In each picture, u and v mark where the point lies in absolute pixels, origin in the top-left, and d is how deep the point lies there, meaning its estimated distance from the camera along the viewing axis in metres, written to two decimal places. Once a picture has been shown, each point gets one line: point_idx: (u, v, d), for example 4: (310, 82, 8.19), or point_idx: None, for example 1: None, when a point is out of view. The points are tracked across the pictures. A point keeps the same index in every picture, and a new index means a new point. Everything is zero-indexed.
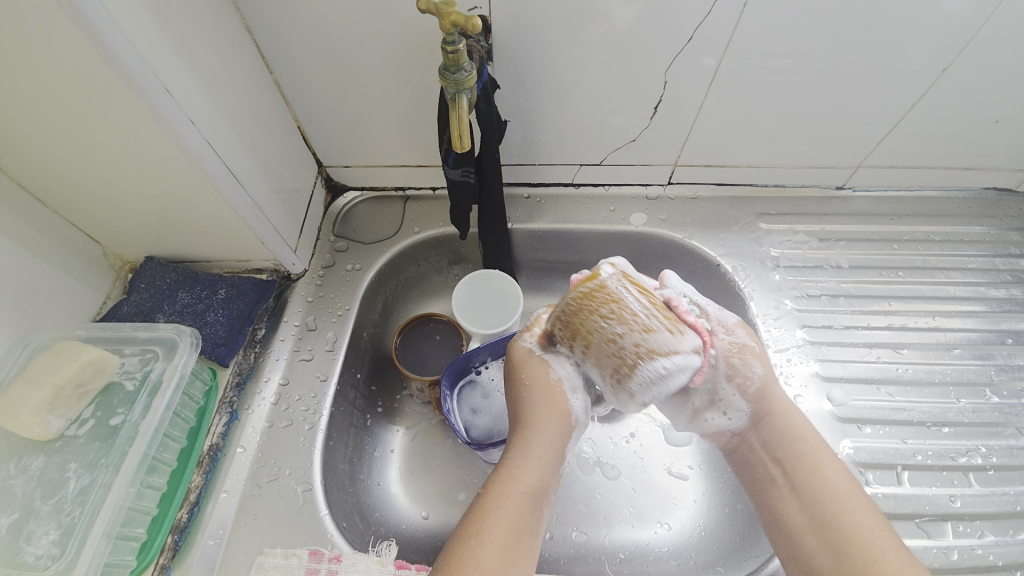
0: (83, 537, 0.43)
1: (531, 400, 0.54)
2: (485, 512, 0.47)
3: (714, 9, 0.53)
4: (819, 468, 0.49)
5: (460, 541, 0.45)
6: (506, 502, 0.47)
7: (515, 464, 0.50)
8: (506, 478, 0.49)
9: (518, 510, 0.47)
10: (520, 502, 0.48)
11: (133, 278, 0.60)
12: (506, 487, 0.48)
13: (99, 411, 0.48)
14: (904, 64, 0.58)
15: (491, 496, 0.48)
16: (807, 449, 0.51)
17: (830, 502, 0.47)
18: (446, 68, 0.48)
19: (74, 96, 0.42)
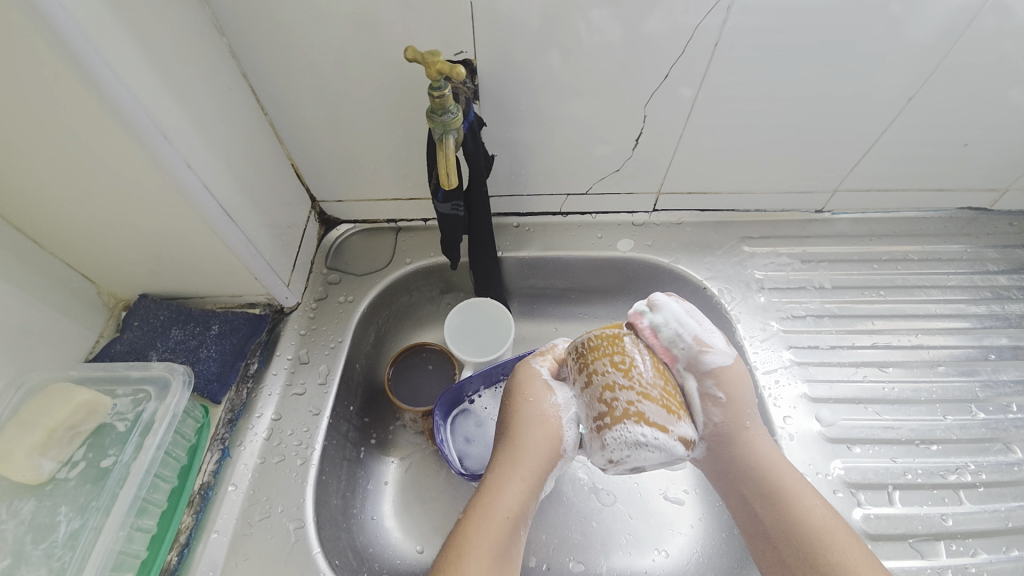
0: None
1: (527, 422, 0.52)
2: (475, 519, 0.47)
3: (687, 47, 0.56)
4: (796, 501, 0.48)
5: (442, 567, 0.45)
6: (488, 531, 0.46)
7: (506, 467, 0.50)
8: (495, 503, 0.48)
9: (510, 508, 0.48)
10: (510, 502, 0.48)
11: (127, 316, 0.60)
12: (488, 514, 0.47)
13: (90, 452, 0.48)
14: (870, 93, 0.61)
15: (478, 520, 0.47)
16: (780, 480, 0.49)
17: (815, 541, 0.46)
18: (433, 110, 0.50)
19: (75, 143, 0.43)
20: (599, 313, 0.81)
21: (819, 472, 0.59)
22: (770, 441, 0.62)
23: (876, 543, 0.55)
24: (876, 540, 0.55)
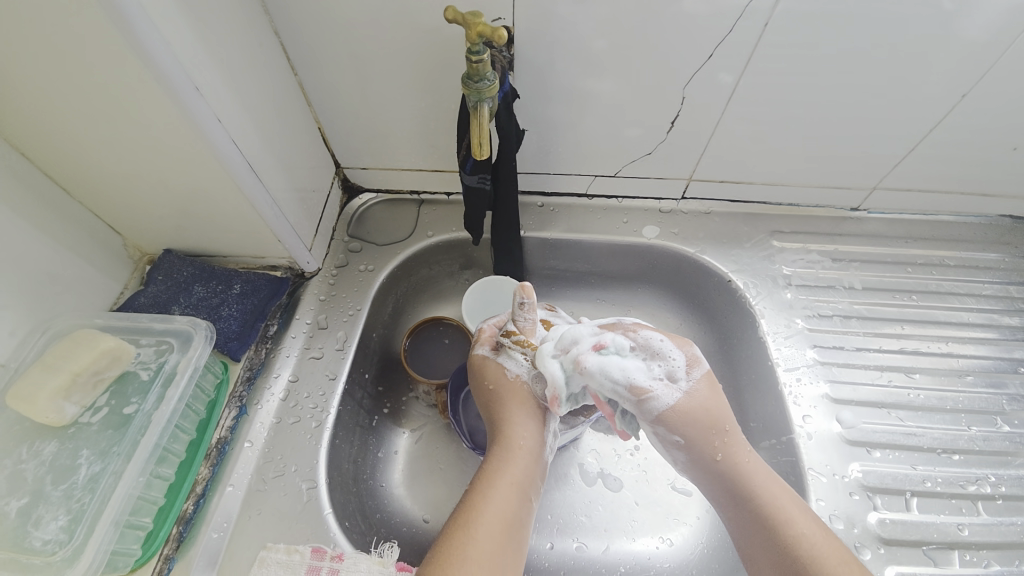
0: (92, 523, 0.43)
1: (518, 416, 0.55)
2: (475, 501, 0.48)
3: (734, 27, 0.53)
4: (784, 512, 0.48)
5: (448, 538, 0.45)
6: (498, 507, 0.47)
7: (495, 450, 0.52)
8: (499, 484, 0.49)
9: (511, 487, 0.49)
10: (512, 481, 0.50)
11: (151, 270, 0.61)
12: (496, 489, 0.49)
13: (113, 399, 0.49)
14: (926, 86, 0.58)
15: (485, 496, 0.48)
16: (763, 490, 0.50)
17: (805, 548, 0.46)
18: (469, 77, 0.48)
19: (107, 91, 0.43)
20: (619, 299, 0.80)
21: (835, 473, 0.58)
22: (786, 438, 0.61)
23: (887, 548, 0.54)
24: (888, 545, 0.55)
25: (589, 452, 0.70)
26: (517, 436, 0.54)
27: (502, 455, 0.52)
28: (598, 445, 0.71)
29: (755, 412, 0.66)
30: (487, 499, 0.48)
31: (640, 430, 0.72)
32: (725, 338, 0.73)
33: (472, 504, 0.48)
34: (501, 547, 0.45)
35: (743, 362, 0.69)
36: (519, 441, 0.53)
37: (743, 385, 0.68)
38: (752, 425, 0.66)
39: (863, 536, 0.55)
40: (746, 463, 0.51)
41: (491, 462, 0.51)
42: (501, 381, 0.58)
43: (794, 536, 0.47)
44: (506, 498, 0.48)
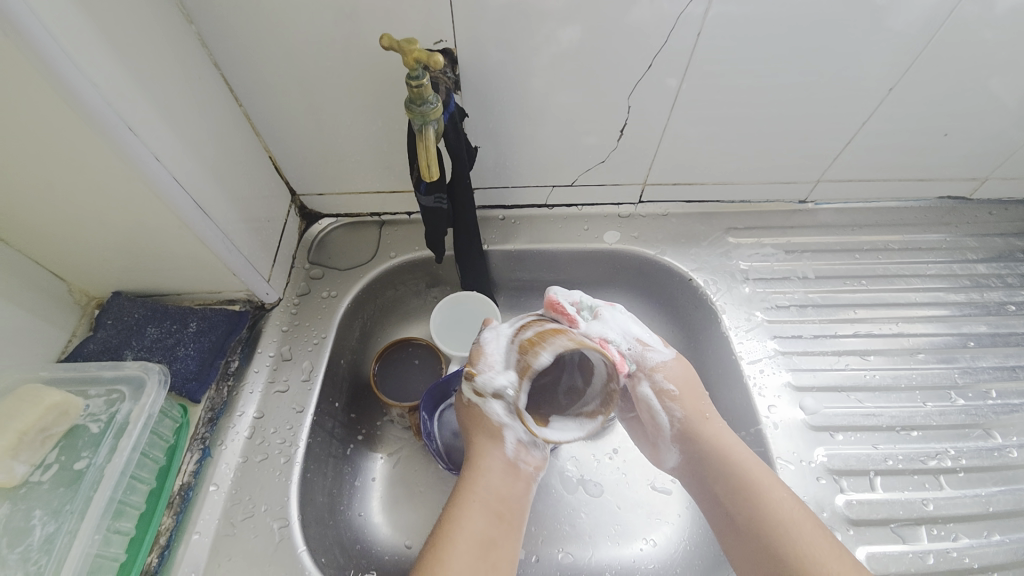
0: None
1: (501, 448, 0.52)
2: (440, 557, 0.45)
3: (670, 35, 0.55)
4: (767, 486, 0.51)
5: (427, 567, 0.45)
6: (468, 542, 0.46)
7: (465, 503, 0.49)
8: (473, 518, 0.48)
9: (477, 545, 0.46)
10: (477, 537, 0.47)
11: (100, 314, 0.58)
12: (471, 523, 0.47)
13: (63, 455, 0.47)
14: (854, 82, 0.61)
15: (459, 530, 0.47)
16: (747, 467, 0.52)
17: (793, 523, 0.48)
18: (412, 101, 0.49)
19: (36, 137, 0.42)
20: None
21: (803, 460, 0.60)
22: (754, 430, 0.63)
23: (858, 529, 0.56)
24: (858, 526, 0.56)
25: (568, 460, 0.71)
26: (491, 491, 0.50)
27: (472, 508, 0.49)
28: (576, 453, 0.71)
29: (725, 406, 0.68)
30: (451, 554, 0.45)
31: (616, 433, 0.72)
32: (691, 336, 0.74)
33: (445, 536, 0.47)
34: None
35: (709, 358, 0.71)
36: (491, 495, 0.50)
37: (712, 381, 0.70)
38: (722, 419, 0.67)
39: (834, 519, 0.56)
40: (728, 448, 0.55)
41: (471, 499, 0.49)
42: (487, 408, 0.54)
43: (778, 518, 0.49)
44: (474, 557, 0.45)
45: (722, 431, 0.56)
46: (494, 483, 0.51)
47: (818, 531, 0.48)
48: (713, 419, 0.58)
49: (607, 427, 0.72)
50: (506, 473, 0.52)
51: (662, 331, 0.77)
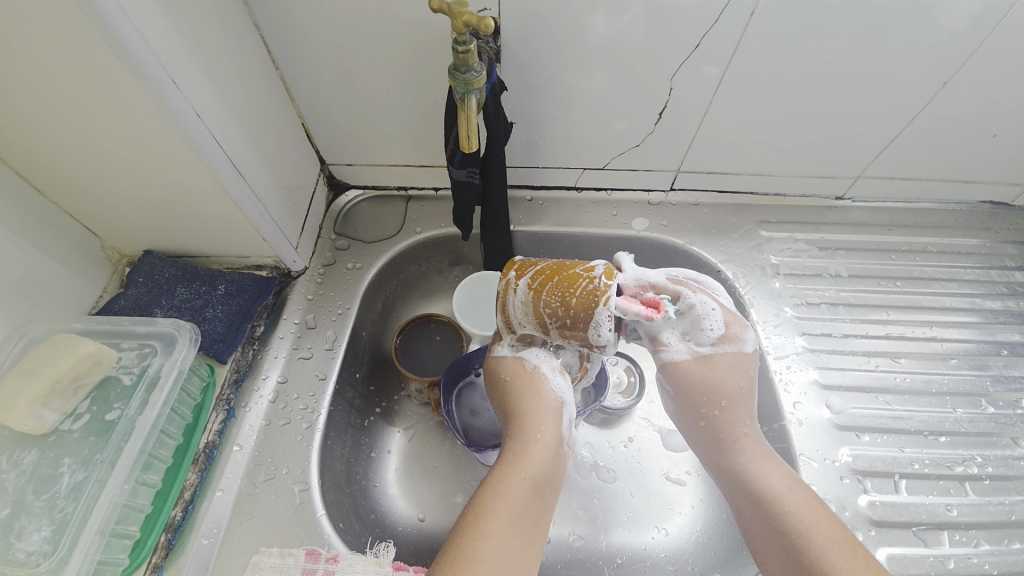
0: (76, 534, 0.41)
1: (538, 416, 0.51)
2: (478, 528, 0.45)
3: (720, 17, 0.53)
4: (780, 496, 0.49)
5: (459, 540, 0.45)
6: (506, 510, 0.46)
7: (506, 471, 0.49)
8: (508, 487, 0.47)
9: (513, 516, 0.46)
10: (514, 510, 0.47)
11: (131, 272, 0.59)
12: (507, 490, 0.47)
13: (95, 406, 0.47)
14: (908, 75, 0.58)
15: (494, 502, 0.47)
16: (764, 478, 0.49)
17: (805, 548, 0.46)
18: (456, 68, 0.48)
19: (80, 85, 0.41)
20: None
21: (825, 458, 0.59)
22: (777, 426, 0.62)
23: (879, 530, 0.55)
24: (879, 527, 0.56)
25: (584, 445, 0.71)
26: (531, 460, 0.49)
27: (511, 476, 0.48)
28: (591, 438, 0.71)
29: None
30: (490, 525, 0.46)
31: (632, 422, 0.72)
32: None
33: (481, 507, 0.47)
34: (509, 553, 0.45)
35: None
36: (538, 471, 0.49)
37: None
38: None
39: (854, 519, 0.56)
40: (740, 441, 0.51)
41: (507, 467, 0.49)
42: (528, 383, 0.53)
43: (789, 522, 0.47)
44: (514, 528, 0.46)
45: (736, 422, 0.51)
46: (530, 450, 0.50)
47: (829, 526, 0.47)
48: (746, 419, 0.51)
49: (624, 414, 0.71)
50: (550, 443, 0.51)
51: None
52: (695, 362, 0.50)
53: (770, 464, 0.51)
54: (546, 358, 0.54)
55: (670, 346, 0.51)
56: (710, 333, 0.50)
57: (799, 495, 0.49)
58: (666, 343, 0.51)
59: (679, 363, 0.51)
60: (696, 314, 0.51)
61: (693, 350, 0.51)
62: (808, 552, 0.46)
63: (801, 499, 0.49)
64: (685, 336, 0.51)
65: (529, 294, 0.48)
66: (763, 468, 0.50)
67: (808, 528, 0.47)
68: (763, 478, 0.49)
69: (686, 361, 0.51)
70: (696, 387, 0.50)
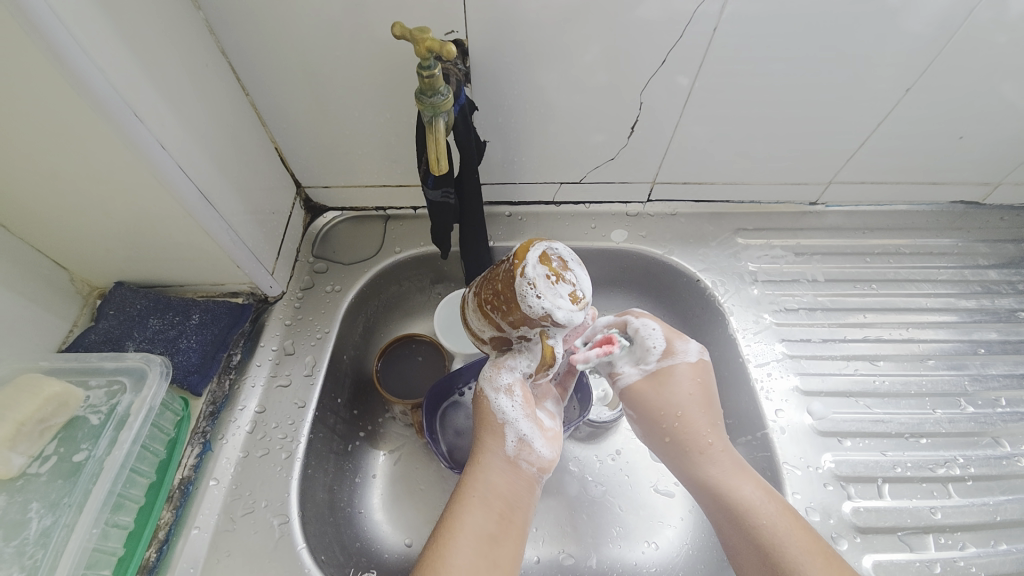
0: None
1: (498, 446, 0.53)
2: (444, 554, 0.46)
3: (684, 31, 0.54)
4: (753, 506, 0.50)
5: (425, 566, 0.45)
6: (469, 537, 0.47)
7: (468, 498, 0.49)
8: (471, 515, 0.48)
9: (478, 543, 0.47)
10: (479, 536, 0.47)
11: (102, 304, 0.58)
12: (470, 517, 0.48)
13: (62, 447, 0.46)
14: (870, 84, 0.60)
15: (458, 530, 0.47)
16: (733, 487, 0.51)
17: (774, 550, 0.47)
18: (422, 92, 0.47)
19: (39, 120, 0.40)
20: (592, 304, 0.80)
21: (809, 466, 0.59)
22: (761, 434, 0.62)
23: (864, 537, 0.55)
24: (865, 534, 0.56)
25: (571, 461, 0.70)
26: (494, 489, 0.50)
27: (474, 505, 0.49)
28: (579, 453, 0.71)
29: (731, 409, 0.66)
30: (454, 553, 0.46)
31: (619, 435, 0.72)
32: (698, 337, 0.73)
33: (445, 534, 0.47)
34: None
35: (716, 361, 0.70)
36: (497, 495, 0.50)
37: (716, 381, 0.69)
38: (727, 423, 0.67)
39: (840, 526, 0.56)
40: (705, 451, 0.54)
41: (468, 495, 0.50)
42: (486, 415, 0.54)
43: (759, 530, 0.49)
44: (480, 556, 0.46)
45: (699, 430, 0.56)
46: (493, 478, 0.51)
47: (805, 539, 0.48)
48: (706, 429, 0.56)
49: (611, 428, 0.71)
50: (508, 472, 0.52)
51: None
52: (645, 381, 0.58)
53: (741, 475, 0.53)
54: (490, 380, 0.54)
55: (622, 374, 0.60)
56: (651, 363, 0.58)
57: (774, 505, 0.50)
58: (618, 373, 0.60)
59: (631, 385, 0.58)
60: (641, 336, 0.59)
61: (643, 371, 0.59)
62: (778, 554, 0.47)
63: (774, 508, 0.50)
64: (635, 360, 0.59)
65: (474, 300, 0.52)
66: (736, 479, 0.52)
67: (783, 536, 0.48)
68: (732, 485, 0.52)
69: (637, 382, 0.58)
70: (654, 401, 0.57)
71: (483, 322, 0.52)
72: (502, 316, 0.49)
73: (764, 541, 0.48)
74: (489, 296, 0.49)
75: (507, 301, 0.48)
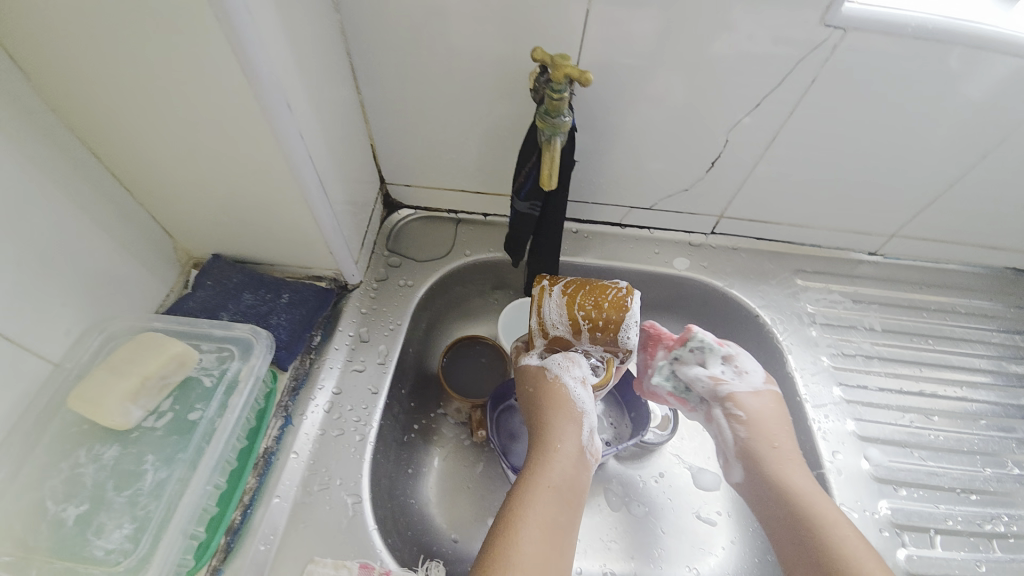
0: (157, 533, 0.42)
1: (567, 434, 0.56)
2: (512, 533, 0.48)
3: (784, 79, 0.57)
4: (824, 520, 0.52)
5: (495, 543, 0.48)
6: (536, 520, 0.50)
7: (537, 483, 0.52)
8: (537, 498, 0.51)
9: (544, 526, 0.49)
10: (545, 520, 0.50)
11: (200, 274, 0.61)
12: (537, 500, 0.51)
13: (176, 405, 0.48)
14: (951, 147, 0.62)
15: (526, 512, 0.50)
16: (811, 502, 0.53)
17: (854, 573, 0.48)
18: (546, 112, 0.51)
19: (205, 102, 0.43)
20: None
21: (865, 510, 0.60)
22: (815, 474, 0.64)
23: None
24: None
25: (614, 477, 0.72)
26: (560, 476, 0.53)
27: (541, 489, 0.52)
28: (621, 469, 0.72)
29: None
30: (523, 534, 0.48)
31: (664, 458, 0.73)
32: None
33: (513, 513, 0.50)
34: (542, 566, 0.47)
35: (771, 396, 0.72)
36: (562, 480, 0.53)
37: None
38: None
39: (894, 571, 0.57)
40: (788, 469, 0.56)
41: (536, 479, 0.53)
42: (560, 404, 0.57)
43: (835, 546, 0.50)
44: (543, 539, 0.49)
45: (790, 455, 0.58)
46: (561, 466, 0.54)
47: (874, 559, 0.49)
48: (789, 449, 0.58)
49: (653, 449, 0.73)
50: (574, 460, 0.55)
51: None
52: (752, 396, 0.61)
53: (819, 495, 0.54)
54: (568, 369, 0.59)
55: (725, 382, 0.62)
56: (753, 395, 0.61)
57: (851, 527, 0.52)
58: (721, 379, 0.62)
59: (741, 395, 0.61)
60: (736, 359, 0.64)
61: (748, 385, 0.62)
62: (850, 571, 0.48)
63: (845, 526, 0.52)
64: (736, 375, 0.63)
65: (564, 297, 0.56)
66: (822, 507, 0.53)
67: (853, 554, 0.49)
68: (809, 499, 0.54)
69: (742, 391, 0.61)
70: (758, 420, 0.60)
71: (562, 316, 0.57)
72: (589, 325, 0.56)
73: (837, 561, 0.49)
74: (589, 305, 0.56)
75: (606, 316, 0.56)
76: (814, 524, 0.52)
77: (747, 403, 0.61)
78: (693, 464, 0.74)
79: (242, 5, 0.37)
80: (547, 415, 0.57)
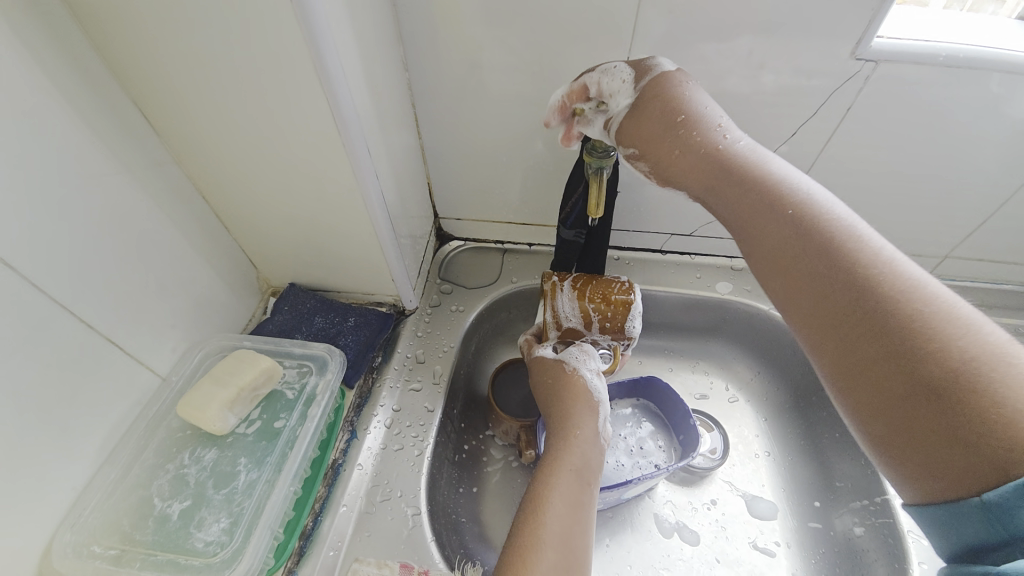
0: (249, 527, 0.47)
1: (582, 417, 0.58)
2: (539, 510, 0.48)
3: (819, 109, 0.60)
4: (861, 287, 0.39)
5: (525, 523, 0.47)
6: (562, 495, 0.49)
7: (558, 464, 0.53)
8: (560, 476, 0.51)
9: (570, 501, 0.49)
10: (570, 495, 0.50)
11: (278, 301, 0.68)
12: (561, 479, 0.51)
13: (264, 414, 0.55)
14: (1000, 167, 0.62)
15: (550, 489, 0.50)
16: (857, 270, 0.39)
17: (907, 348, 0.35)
18: (593, 147, 0.57)
19: (301, 154, 0.51)
20: (689, 352, 0.83)
21: None
22: (880, 500, 0.62)
23: None
24: None
25: (664, 503, 0.71)
26: (581, 456, 0.54)
27: (563, 469, 0.52)
28: (671, 495, 0.71)
29: (841, 473, 0.68)
30: (550, 511, 0.48)
31: (716, 484, 0.72)
32: (805, 396, 0.75)
33: (538, 493, 0.50)
34: (570, 539, 0.46)
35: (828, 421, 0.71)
36: (581, 460, 0.53)
37: (823, 444, 0.71)
38: (838, 485, 0.68)
39: None
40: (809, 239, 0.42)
41: (557, 460, 0.53)
42: (575, 392, 0.60)
43: (911, 321, 0.36)
44: (570, 512, 0.48)
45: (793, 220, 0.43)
46: (580, 447, 0.55)
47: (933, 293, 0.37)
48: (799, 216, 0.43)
49: (704, 476, 0.72)
50: (592, 442, 0.56)
51: (767, 387, 0.79)
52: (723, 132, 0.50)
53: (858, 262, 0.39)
54: (580, 359, 0.63)
55: None
56: (707, 95, 0.51)
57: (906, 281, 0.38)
58: None
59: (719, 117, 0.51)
60: None
61: None
62: (917, 339, 0.35)
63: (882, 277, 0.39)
64: None
65: (574, 291, 0.65)
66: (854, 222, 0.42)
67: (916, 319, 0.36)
68: (856, 273, 0.39)
69: None
70: (732, 183, 0.48)
71: (574, 309, 0.65)
72: (596, 313, 0.65)
73: (906, 350, 0.35)
74: (596, 295, 0.65)
75: (611, 304, 0.65)
76: (858, 277, 0.39)
77: (715, 118, 0.50)
78: (747, 492, 0.72)
79: (340, 78, 0.45)
80: (563, 404, 0.60)
